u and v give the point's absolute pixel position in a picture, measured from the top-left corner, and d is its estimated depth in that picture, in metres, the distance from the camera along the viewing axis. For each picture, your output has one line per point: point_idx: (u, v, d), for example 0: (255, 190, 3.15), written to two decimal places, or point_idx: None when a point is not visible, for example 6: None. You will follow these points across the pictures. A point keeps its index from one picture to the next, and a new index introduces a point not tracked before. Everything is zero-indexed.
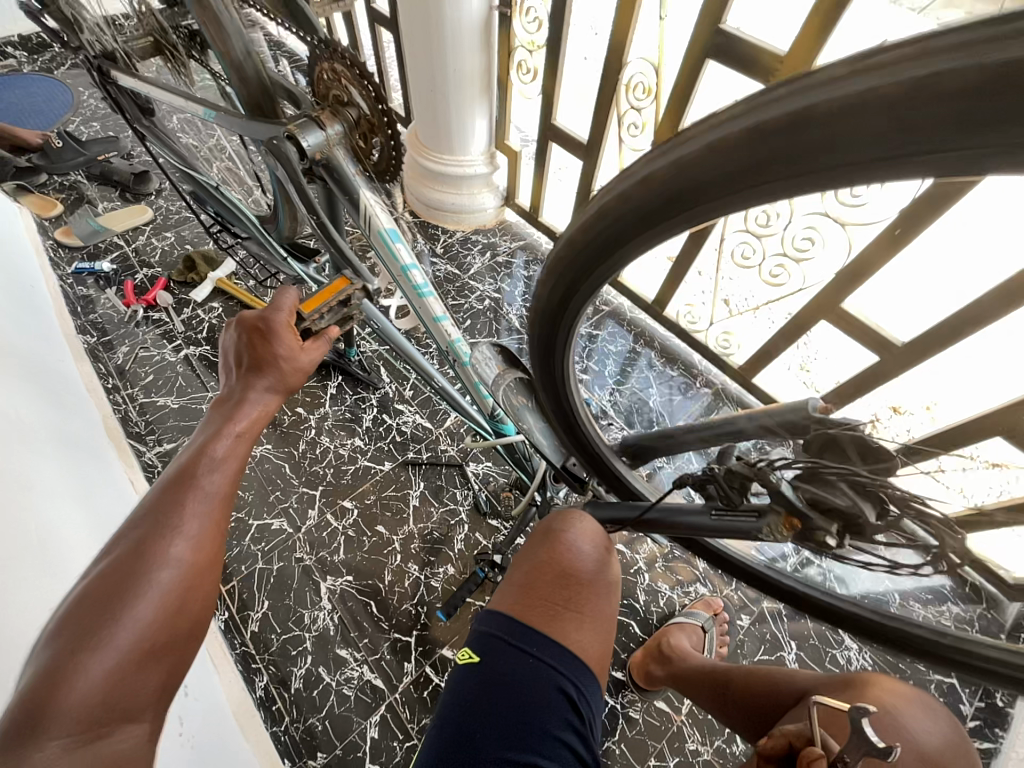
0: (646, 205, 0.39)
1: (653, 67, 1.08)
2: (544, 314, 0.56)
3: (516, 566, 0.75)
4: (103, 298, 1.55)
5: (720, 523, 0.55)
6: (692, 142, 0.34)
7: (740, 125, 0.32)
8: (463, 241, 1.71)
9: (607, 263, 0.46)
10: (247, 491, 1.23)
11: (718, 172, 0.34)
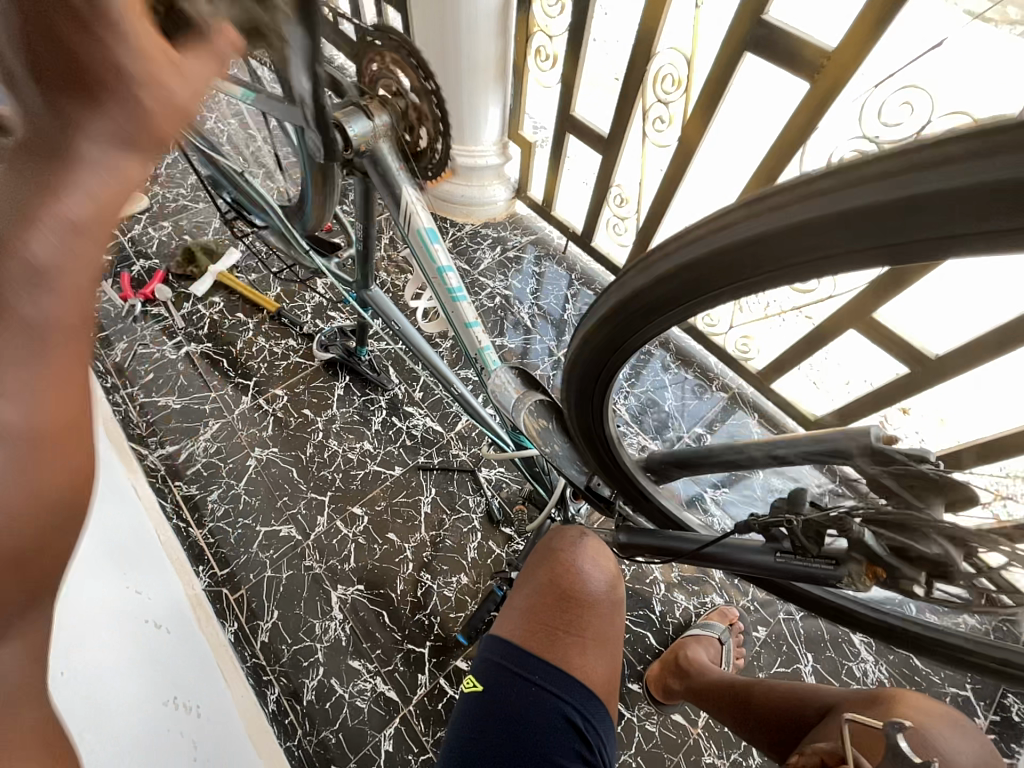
0: (718, 271, 0.40)
1: (685, 58, 1.02)
2: (599, 345, 0.53)
3: (516, 589, 0.70)
4: (99, 291, 1.49)
5: (790, 568, 0.52)
6: (766, 220, 0.35)
7: (823, 207, 0.32)
8: (473, 234, 1.65)
9: (661, 321, 0.48)
10: (254, 496, 1.20)
11: (798, 243, 0.35)
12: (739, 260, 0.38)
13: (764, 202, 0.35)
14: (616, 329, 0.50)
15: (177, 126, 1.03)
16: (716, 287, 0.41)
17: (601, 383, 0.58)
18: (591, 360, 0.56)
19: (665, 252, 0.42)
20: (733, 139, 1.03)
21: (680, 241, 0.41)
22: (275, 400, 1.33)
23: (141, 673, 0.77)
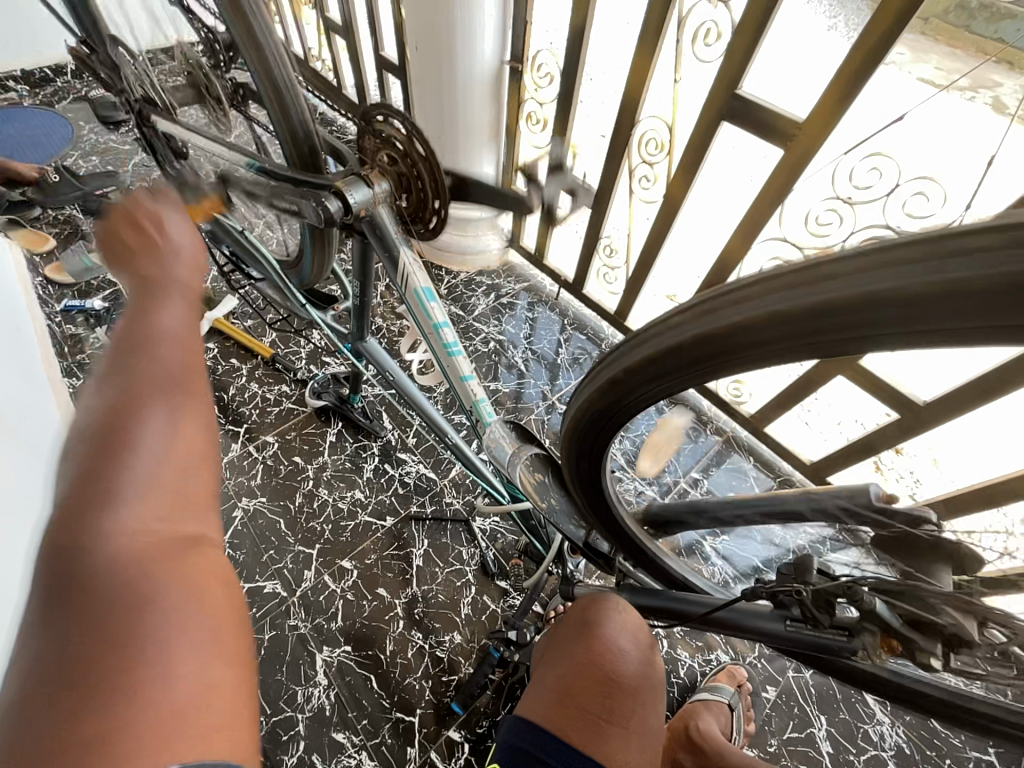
0: (708, 345, 0.41)
1: (667, 125, 1.09)
2: (601, 399, 0.54)
3: (545, 672, 0.64)
4: (93, 338, 1.49)
5: (800, 636, 0.50)
6: (747, 308, 0.38)
7: (800, 299, 0.35)
8: (467, 283, 1.68)
9: (656, 391, 0.50)
10: (238, 551, 1.15)
11: (782, 331, 0.37)
12: (726, 344, 0.40)
13: (748, 290, 0.38)
14: (613, 395, 0.52)
15: None
16: (705, 366, 0.44)
17: (601, 446, 0.59)
18: (589, 423, 0.57)
19: (660, 329, 0.45)
20: (715, 197, 1.09)
21: (672, 319, 0.44)
22: (266, 448, 1.31)
23: None
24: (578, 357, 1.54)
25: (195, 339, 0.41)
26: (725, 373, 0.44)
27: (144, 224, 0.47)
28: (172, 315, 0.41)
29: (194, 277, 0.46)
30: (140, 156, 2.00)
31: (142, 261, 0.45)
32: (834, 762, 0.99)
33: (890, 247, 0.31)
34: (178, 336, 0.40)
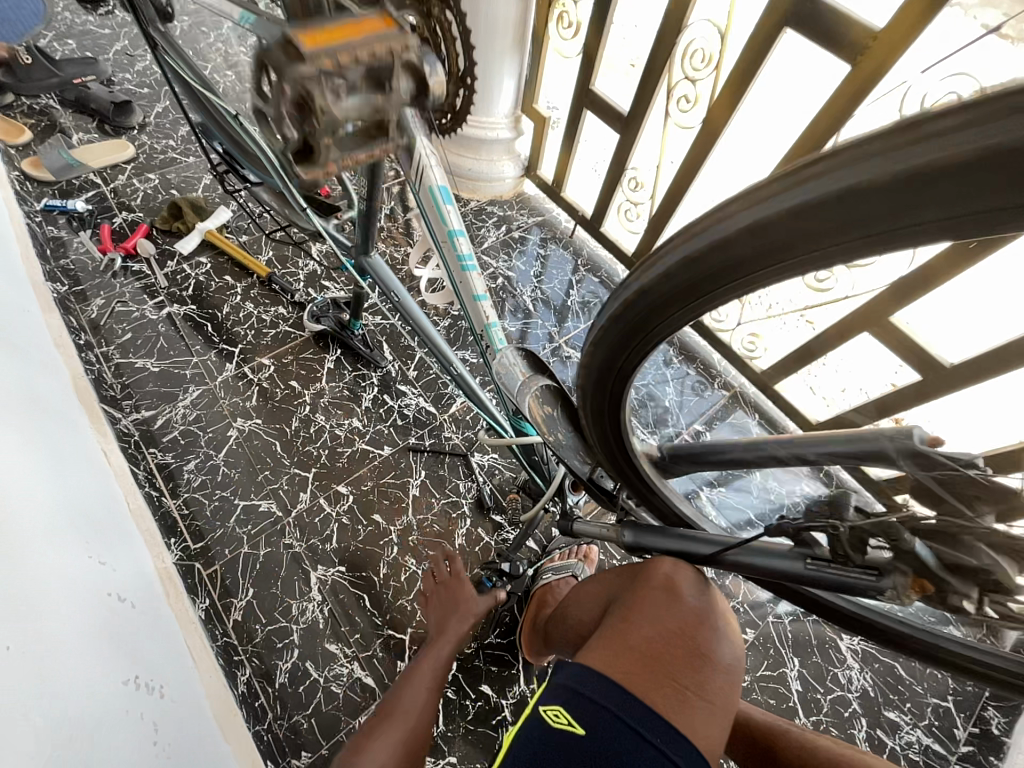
0: (771, 242, 0.37)
1: (719, 33, 0.96)
2: (628, 325, 0.50)
3: (624, 622, 0.61)
4: (76, 242, 1.39)
5: (821, 577, 0.47)
6: (794, 193, 0.35)
7: (862, 173, 0.31)
8: (477, 211, 1.57)
9: (683, 311, 0.46)
10: (234, 468, 1.14)
11: (838, 217, 0.34)
12: (769, 240, 0.37)
13: (798, 177, 0.35)
14: (636, 319, 0.49)
15: (167, 59, 0.93)
16: (748, 271, 0.40)
17: (619, 379, 0.56)
18: (613, 352, 0.53)
19: (690, 234, 0.41)
20: (761, 122, 0.99)
21: (703, 220, 0.40)
22: (262, 370, 1.26)
23: (106, 646, 0.73)
24: (587, 300, 1.47)
25: (442, 677, 0.79)
26: (763, 282, 0.41)
27: (442, 596, 0.92)
28: (439, 650, 0.82)
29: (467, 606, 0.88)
30: (121, 44, 1.80)
31: (442, 614, 0.89)
32: (802, 699, 1.04)
33: (974, 106, 0.27)
34: (437, 668, 0.79)
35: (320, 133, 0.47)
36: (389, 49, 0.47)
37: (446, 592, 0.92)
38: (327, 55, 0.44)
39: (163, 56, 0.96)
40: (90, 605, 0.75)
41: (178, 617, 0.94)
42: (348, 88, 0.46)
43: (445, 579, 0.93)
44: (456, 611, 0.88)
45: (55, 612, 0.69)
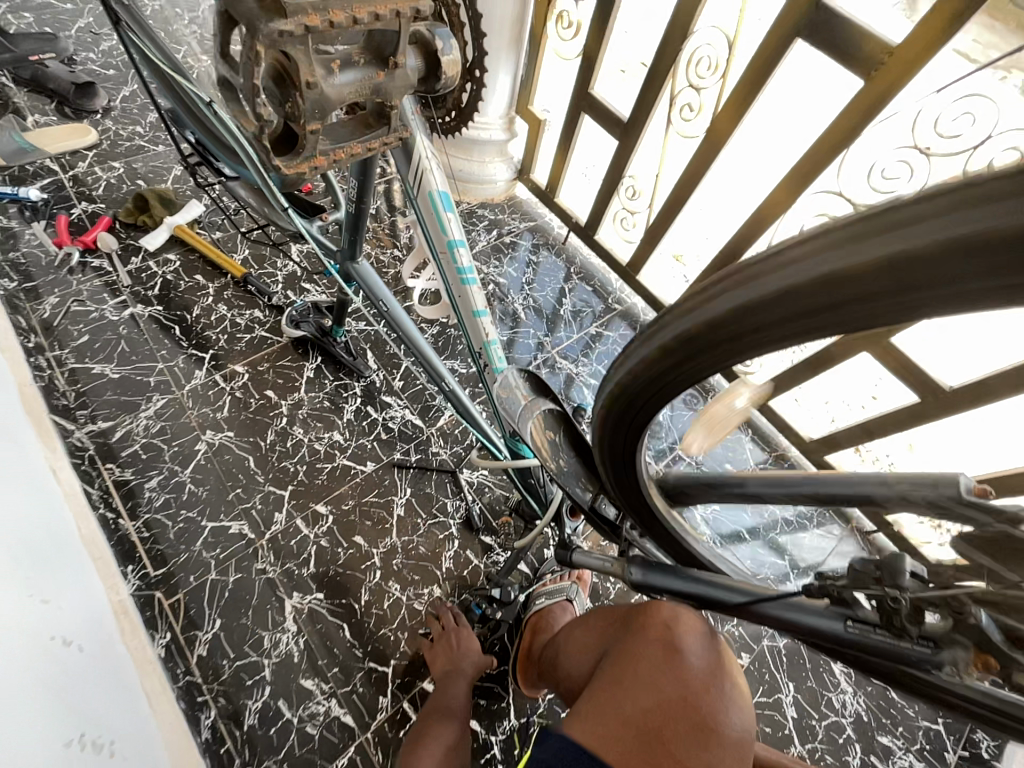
0: (809, 306, 0.32)
1: (727, 41, 0.93)
2: (644, 376, 0.45)
3: (617, 677, 0.58)
4: (29, 233, 1.27)
5: (866, 641, 0.38)
6: (811, 265, 0.31)
7: (886, 249, 0.27)
8: (468, 214, 1.51)
9: (696, 372, 0.42)
10: (201, 486, 1.05)
11: (864, 292, 0.29)
12: (789, 310, 0.33)
13: (812, 246, 0.31)
14: (648, 377, 0.45)
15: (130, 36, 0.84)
16: (781, 332, 0.35)
17: (630, 428, 0.51)
18: (626, 400, 0.49)
19: (702, 296, 0.38)
20: (767, 136, 0.96)
21: (715, 283, 0.37)
22: (235, 379, 1.17)
23: (42, 703, 0.64)
24: (580, 310, 1.42)
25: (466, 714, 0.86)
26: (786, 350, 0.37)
27: (444, 646, 0.92)
28: (455, 694, 0.87)
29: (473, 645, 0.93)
30: (85, 21, 1.67)
31: (447, 667, 0.90)
32: (798, 726, 1.02)
33: None
34: (456, 712, 0.85)
35: (306, 118, 0.36)
36: (399, 9, 0.36)
37: (449, 640, 0.93)
38: (318, 7, 0.32)
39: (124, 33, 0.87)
40: (26, 654, 0.66)
41: (133, 657, 0.85)
42: (340, 60, 0.36)
43: (447, 626, 0.95)
44: (465, 660, 0.91)
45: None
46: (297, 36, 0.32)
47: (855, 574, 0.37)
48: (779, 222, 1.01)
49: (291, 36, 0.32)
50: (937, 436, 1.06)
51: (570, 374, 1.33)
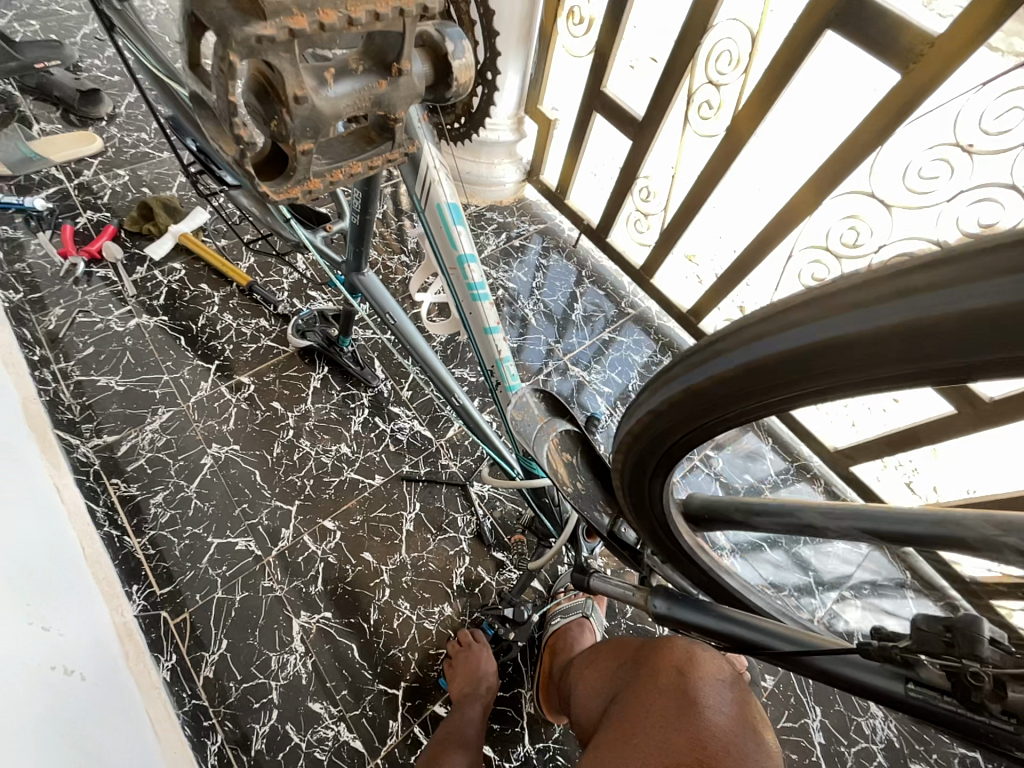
0: (883, 352, 0.29)
1: (749, 36, 0.88)
2: (680, 408, 0.42)
3: (624, 731, 0.56)
4: (34, 243, 1.26)
5: (929, 709, 0.34)
6: (875, 314, 0.28)
7: (963, 302, 0.25)
8: (476, 217, 1.47)
9: (734, 413, 0.40)
10: (207, 502, 1.02)
11: (937, 346, 0.27)
12: (845, 359, 0.31)
13: (871, 291, 0.29)
14: (685, 410, 0.42)
15: (125, 42, 0.81)
16: (842, 376, 0.32)
17: (661, 461, 0.48)
18: (658, 432, 0.45)
19: (743, 335, 0.35)
20: (792, 137, 0.91)
21: (758, 322, 0.35)
22: (241, 390, 1.15)
23: (40, 738, 0.62)
24: (592, 314, 1.38)
25: (477, 740, 0.84)
26: (834, 396, 0.34)
27: (463, 666, 0.90)
28: (468, 719, 0.85)
29: (489, 671, 0.90)
30: (90, 27, 1.66)
31: (465, 688, 0.88)
32: (825, 752, 0.97)
33: None
34: (469, 738, 0.83)
35: (295, 137, 0.33)
36: (403, 8, 0.32)
37: (468, 658, 0.90)
38: (306, 8, 0.28)
39: (122, 39, 0.84)
40: (23, 687, 0.64)
41: (138, 682, 0.83)
42: (335, 69, 0.33)
43: (465, 646, 0.92)
44: (482, 681, 0.89)
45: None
46: (279, 42, 0.29)
47: (921, 635, 0.33)
48: (803, 225, 0.96)
49: (273, 42, 0.29)
50: (965, 446, 1.00)
51: (582, 380, 1.29)
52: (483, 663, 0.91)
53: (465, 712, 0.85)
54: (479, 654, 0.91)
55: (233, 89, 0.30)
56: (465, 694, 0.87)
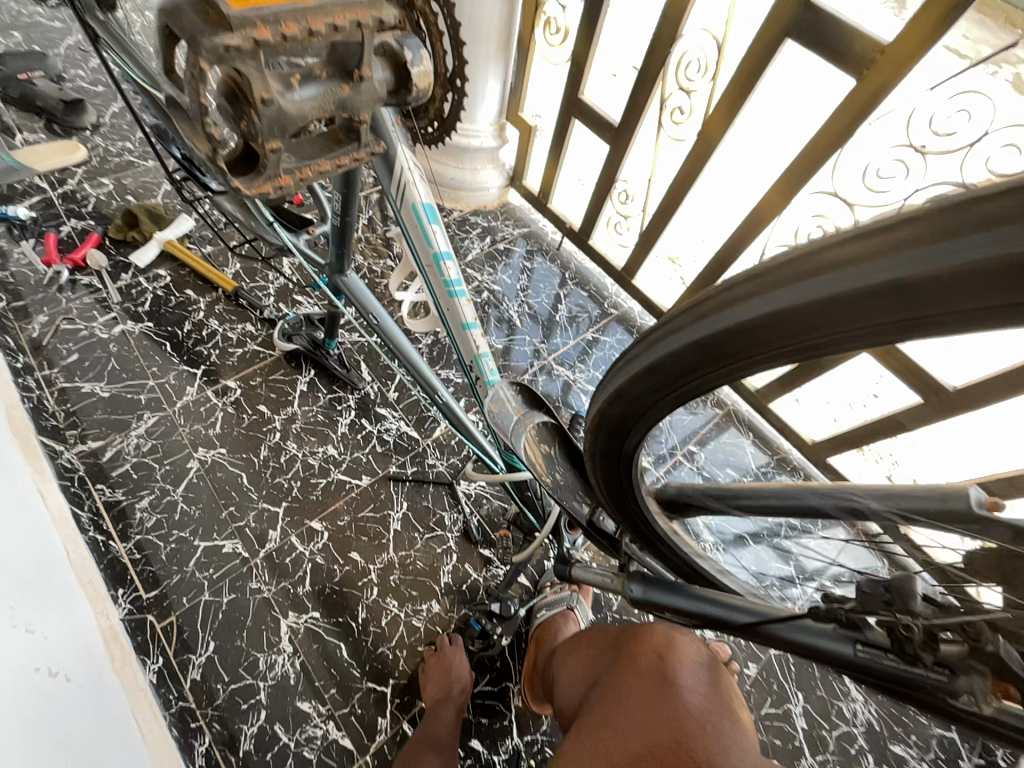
0: (836, 317, 0.31)
1: (716, 44, 0.92)
2: (651, 383, 0.44)
3: (603, 716, 0.57)
4: (18, 252, 1.26)
5: (875, 666, 0.36)
6: (863, 269, 0.29)
7: (927, 260, 0.26)
8: (461, 222, 1.49)
9: (699, 384, 0.42)
10: (194, 505, 1.03)
11: (891, 305, 0.29)
12: (831, 317, 0.31)
13: (859, 247, 0.29)
14: (655, 383, 0.43)
15: (112, 55, 0.82)
16: (799, 341, 0.34)
17: (634, 436, 0.50)
18: (627, 409, 0.47)
19: (709, 306, 0.37)
20: (761, 134, 0.95)
21: (719, 294, 0.37)
22: (227, 394, 1.16)
23: (20, 741, 0.61)
24: (576, 314, 1.41)
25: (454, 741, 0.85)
26: (790, 360, 0.37)
27: (436, 672, 0.90)
28: (444, 721, 0.86)
29: (463, 674, 0.90)
30: (74, 38, 1.67)
31: (437, 693, 0.88)
32: (808, 737, 1.00)
33: None
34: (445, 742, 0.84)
35: (264, 136, 0.35)
36: (360, 20, 0.35)
37: (441, 666, 0.90)
38: (268, 20, 0.32)
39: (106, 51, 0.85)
40: (8, 689, 0.64)
41: (125, 685, 0.83)
42: (302, 75, 0.35)
43: (438, 652, 0.92)
44: (455, 683, 0.89)
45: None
46: (245, 51, 0.32)
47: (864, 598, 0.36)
48: (774, 223, 1.00)
49: (239, 52, 0.31)
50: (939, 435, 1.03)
51: (568, 380, 1.31)
52: (455, 670, 0.90)
53: (438, 720, 0.86)
54: (450, 659, 0.91)
55: (205, 93, 0.32)
56: (438, 700, 0.87)
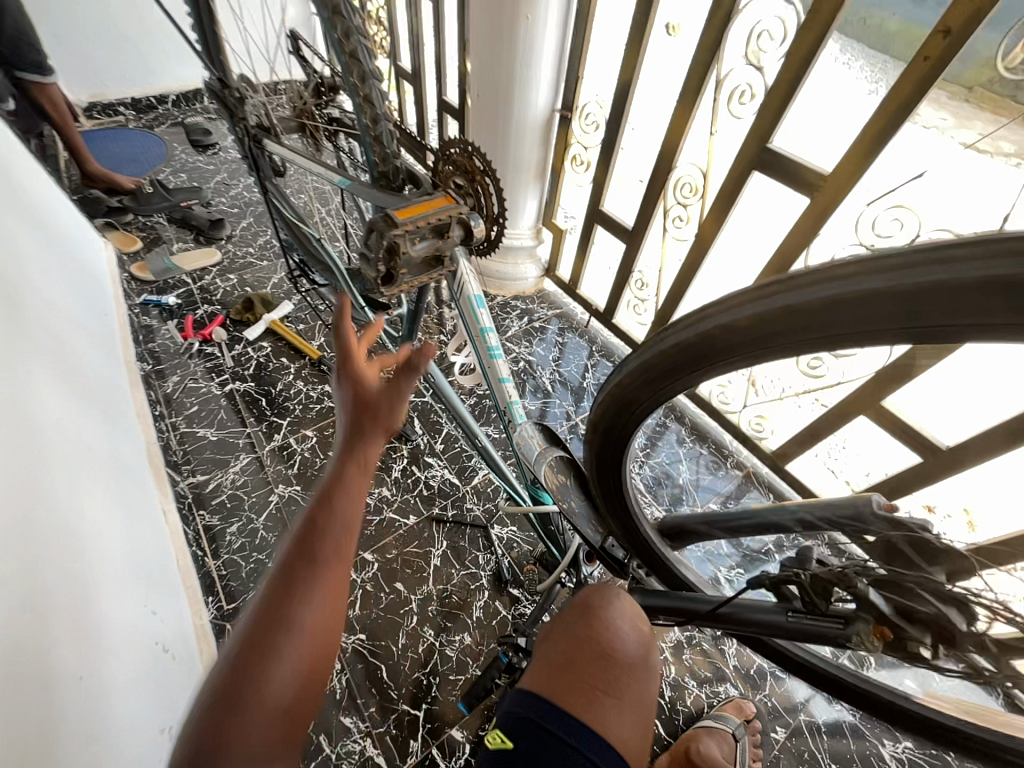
0: (750, 338, 0.45)
1: (702, 172, 1.19)
2: (627, 395, 0.58)
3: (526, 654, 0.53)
4: (164, 329, 1.65)
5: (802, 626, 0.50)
6: (768, 303, 0.42)
7: (803, 295, 0.40)
8: (503, 305, 1.78)
9: (663, 391, 0.55)
10: (271, 533, 1.23)
11: (782, 332, 0.43)
12: (750, 337, 0.45)
13: (761, 290, 0.43)
14: (629, 395, 0.58)
15: (273, 201, 1.18)
16: (730, 357, 0.48)
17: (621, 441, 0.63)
18: (612, 419, 0.62)
19: (667, 333, 0.52)
20: (751, 224, 1.15)
21: (675, 326, 0.51)
22: (305, 441, 1.40)
23: (138, 700, 0.77)
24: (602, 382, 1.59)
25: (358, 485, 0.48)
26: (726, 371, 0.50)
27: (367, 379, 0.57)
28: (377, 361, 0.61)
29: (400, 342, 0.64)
30: (222, 176, 2.25)
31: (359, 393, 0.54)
32: None
33: (868, 259, 0.37)
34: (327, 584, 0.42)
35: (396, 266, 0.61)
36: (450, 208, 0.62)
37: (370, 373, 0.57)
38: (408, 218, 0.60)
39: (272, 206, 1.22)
40: (133, 657, 0.81)
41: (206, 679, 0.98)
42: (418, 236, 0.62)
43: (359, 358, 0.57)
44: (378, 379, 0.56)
45: (107, 659, 0.75)
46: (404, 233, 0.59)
47: None
48: None
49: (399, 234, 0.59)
50: None
51: None
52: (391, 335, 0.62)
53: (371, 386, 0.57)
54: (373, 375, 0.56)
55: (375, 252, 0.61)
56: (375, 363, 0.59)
